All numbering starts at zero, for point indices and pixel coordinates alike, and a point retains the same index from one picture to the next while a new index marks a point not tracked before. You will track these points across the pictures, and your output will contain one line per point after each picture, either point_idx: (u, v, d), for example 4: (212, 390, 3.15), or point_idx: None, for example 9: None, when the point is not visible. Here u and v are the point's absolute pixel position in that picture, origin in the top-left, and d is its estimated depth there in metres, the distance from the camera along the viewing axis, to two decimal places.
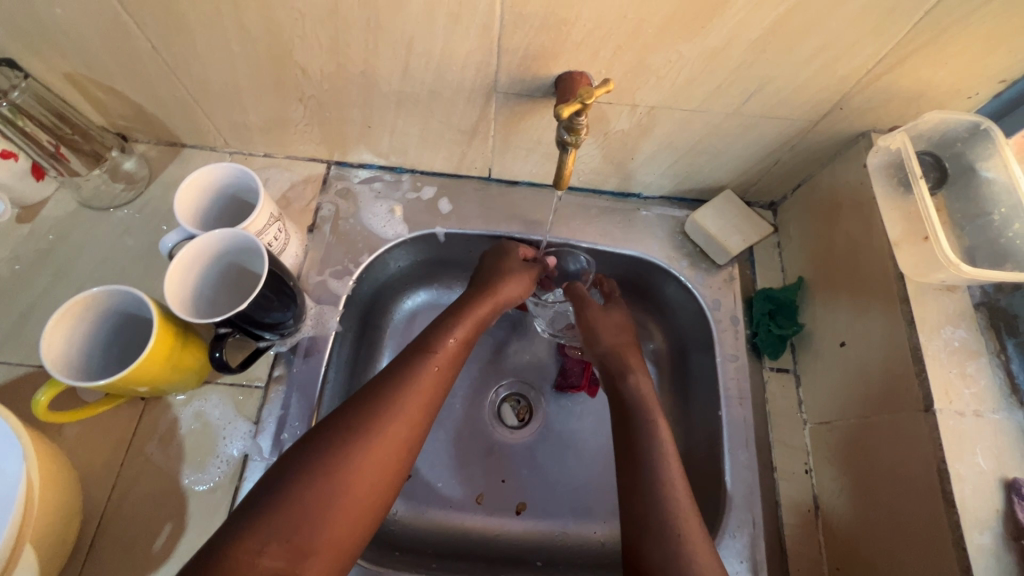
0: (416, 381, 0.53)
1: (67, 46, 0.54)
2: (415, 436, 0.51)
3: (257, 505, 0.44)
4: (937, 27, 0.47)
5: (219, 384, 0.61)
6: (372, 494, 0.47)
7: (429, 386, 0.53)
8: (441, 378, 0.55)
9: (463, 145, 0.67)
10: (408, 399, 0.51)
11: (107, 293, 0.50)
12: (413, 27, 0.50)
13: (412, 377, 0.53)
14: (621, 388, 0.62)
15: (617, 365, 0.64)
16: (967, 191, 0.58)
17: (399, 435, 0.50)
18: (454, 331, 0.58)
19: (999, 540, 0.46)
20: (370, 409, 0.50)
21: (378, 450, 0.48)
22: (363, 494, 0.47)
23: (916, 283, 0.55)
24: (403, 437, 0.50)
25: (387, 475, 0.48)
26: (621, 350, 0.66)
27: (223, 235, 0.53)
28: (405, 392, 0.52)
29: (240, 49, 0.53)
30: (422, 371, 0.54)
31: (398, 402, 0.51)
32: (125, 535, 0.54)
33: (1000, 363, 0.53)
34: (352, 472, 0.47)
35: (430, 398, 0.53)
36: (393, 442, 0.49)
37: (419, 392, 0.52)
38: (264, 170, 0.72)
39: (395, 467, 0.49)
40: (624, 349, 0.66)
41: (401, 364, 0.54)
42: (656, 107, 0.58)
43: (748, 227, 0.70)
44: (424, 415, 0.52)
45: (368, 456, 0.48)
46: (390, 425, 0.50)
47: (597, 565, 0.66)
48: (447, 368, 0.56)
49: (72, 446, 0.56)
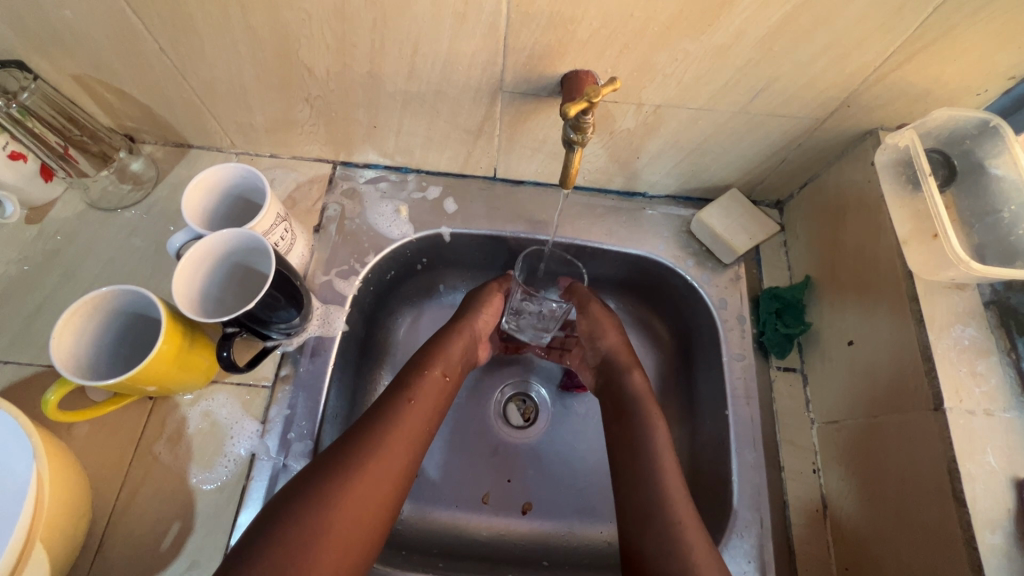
0: (397, 421, 0.55)
1: (76, 47, 0.54)
2: (399, 474, 0.53)
3: (248, 549, 0.45)
4: (946, 24, 0.46)
5: (227, 384, 0.61)
6: (360, 532, 0.49)
7: (410, 425, 0.56)
8: (421, 417, 0.57)
9: (468, 144, 0.67)
10: (397, 430, 0.54)
11: (116, 292, 0.50)
12: (419, 27, 0.50)
13: (394, 418, 0.55)
14: (625, 383, 0.63)
15: (618, 362, 0.65)
16: (976, 189, 0.57)
17: (384, 473, 0.52)
18: (433, 362, 0.62)
19: (1010, 540, 0.45)
20: (353, 450, 0.52)
21: (364, 490, 0.50)
22: (351, 535, 0.48)
23: (925, 282, 0.54)
24: (388, 476, 0.52)
25: (375, 513, 0.50)
26: (620, 349, 0.66)
27: (230, 235, 0.54)
28: (394, 424, 0.55)
29: (247, 50, 0.54)
30: (403, 411, 0.56)
31: (382, 443, 0.53)
32: (134, 534, 0.54)
33: (1011, 361, 0.52)
34: (339, 512, 0.48)
35: (417, 428, 0.56)
36: (378, 481, 0.51)
37: (400, 433, 0.54)
38: (270, 170, 0.72)
39: (380, 506, 0.51)
40: (621, 347, 0.66)
41: (380, 407, 0.56)
42: (662, 105, 0.57)
43: (754, 226, 0.70)
44: (407, 452, 0.54)
45: (353, 498, 0.49)
46: (380, 456, 0.52)
47: (603, 565, 0.66)
48: (427, 407, 0.58)
49: (81, 446, 0.56)
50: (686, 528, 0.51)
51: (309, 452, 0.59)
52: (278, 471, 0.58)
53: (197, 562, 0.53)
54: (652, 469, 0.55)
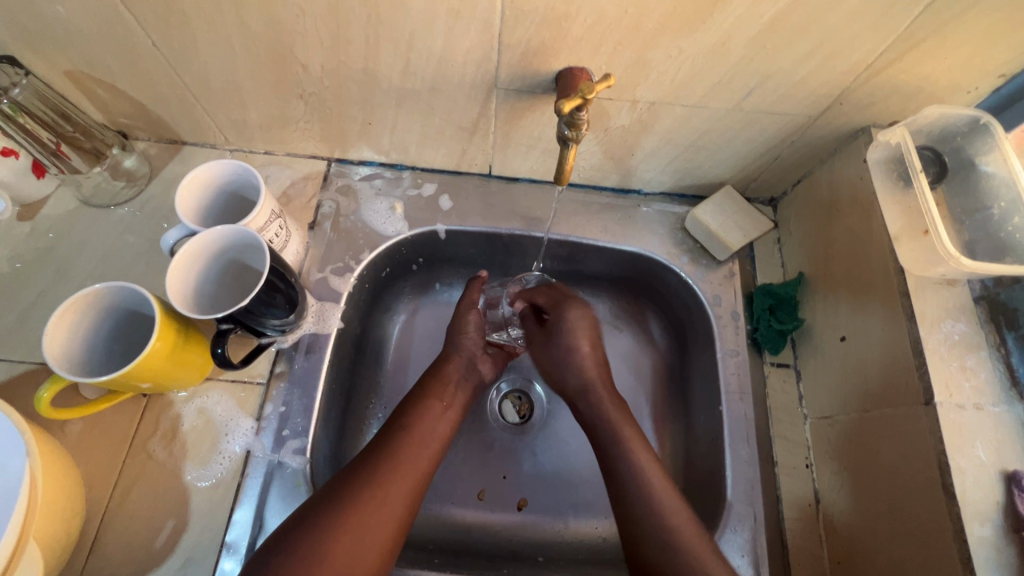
0: (397, 451, 0.56)
1: (68, 43, 0.54)
2: (401, 507, 0.52)
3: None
4: (935, 22, 0.47)
5: (221, 381, 0.61)
6: (357, 568, 0.48)
7: (410, 457, 0.56)
8: (421, 450, 0.57)
9: (463, 141, 0.67)
10: (397, 461, 0.55)
11: (109, 289, 0.50)
12: (413, 23, 0.50)
13: (396, 450, 0.56)
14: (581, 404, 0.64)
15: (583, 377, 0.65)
16: (967, 186, 0.58)
17: (384, 505, 0.51)
18: (431, 393, 0.63)
19: (998, 532, 0.46)
20: (354, 483, 0.52)
21: (363, 525, 0.50)
22: (348, 569, 0.48)
23: (917, 278, 0.55)
24: (389, 509, 0.51)
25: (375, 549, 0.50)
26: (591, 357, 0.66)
27: (225, 232, 0.53)
28: (396, 455, 0.55)
29: (240, 46, 0.53)
30: (403, 442, 0.57)
31: (382, 475, 0.53)
32: (129, 531, 0.54)
33: (1000, 356, 0.53)
34: (337, 547, 0.48)
35: (418, 460, 0.56)
36: (377, 516, 0.51)
37: (402, 465, 0.55)
38: (265, 167, 0.72)
39: (381, 540, 0.50)
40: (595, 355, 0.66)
41: (385, 439, 0.57)
42: (656, 103, 0.58)
43: (748, 223, 0.71)
44: (409, 488, 0.54)
45: (351, 532, 0.49)
46: (382, 487, 0.52)
47: (598, 560, 0.66)
48: (428, 438, 0.58)
49: (75, 443, 0.56)
50: (682, 525, 0.52)
51: (304, 449, 0.59)
52: (273, 468, 0.58)
53: (192, 560, 0.53)
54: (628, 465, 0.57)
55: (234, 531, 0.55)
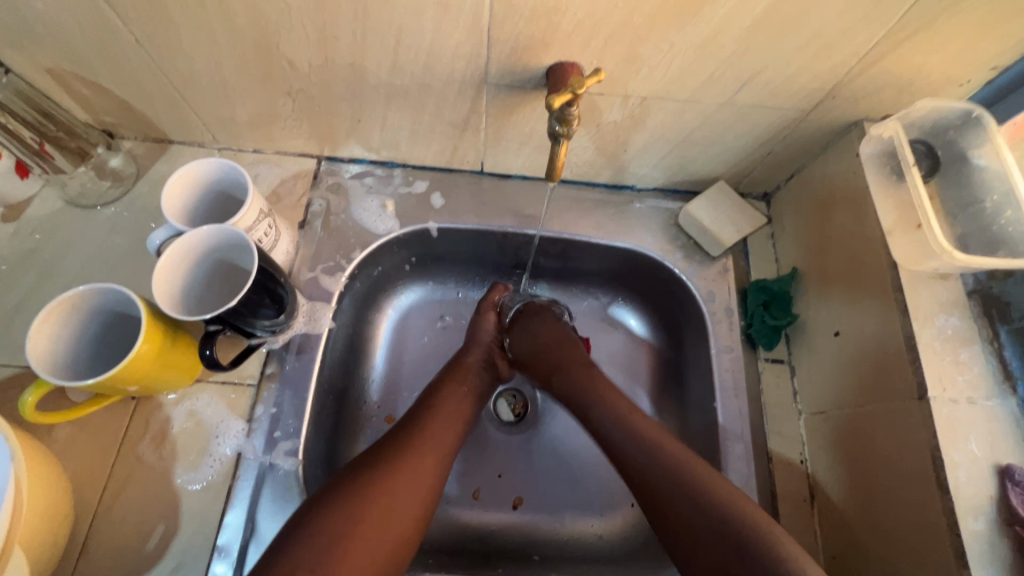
0: (425, 424, 0.57)
1: (49, 40, 0.53)
2: (433, 481, 0.54)
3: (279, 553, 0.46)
4: (927, 15, 0.47)
5: (211, 383, 0.60)
6: (392, 534, 0.49)
7: (441, 430, 0.58)
8: (447, 425, 0.59)
9: (454, 138, 0.66)
10: (427, 434, 0.57)
11: (94, 291, 0.49)
12: (402, 18, 0.49)
13: (426, 423, 0.58)
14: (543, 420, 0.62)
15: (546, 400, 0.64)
16: (960, 179, 0.58)
17: (418, 475, 0.53)
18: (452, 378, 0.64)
19: (992, 526, 0.46)
20: (387, 453, 0.53)
21: (399, 491, 0.51)
22: (384, 535, 0.49)
23: (910, 272, 0.55)
24: (422, 477, 0.53)
25: (410, 516, 0.51)
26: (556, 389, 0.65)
27: (212, 231, 0.53)
28: (425, 428, 0.57)
29: (226, 43, 0.53)
30: (430, 416, 0.59)
31: (416, 446, 0.55)
32: (118, 536, 0.53)
33: (993, 350, 0.53)
34: (375, 514, 0.49)
35: (445, 434, 0.58)
36: (412, 481, 0.52)
37: (432, 437, 0.56)
38: (254, 166, 0.71)
39: (416, 508, 0.51)
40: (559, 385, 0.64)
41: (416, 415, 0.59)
42: (649, 97, 0.57)
43: (742, 218, 0.70)
44: (439, 459, 0.55)
45: (390, 498, 0.50)
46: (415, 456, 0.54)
47: (593, 559, 0.66)
48: (455, 414, 0.61)
49: (62, 448, 0.55)
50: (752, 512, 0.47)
51: (296, 451, 0.58)
52: (264, 470, 0.57)
53: (183, 564, 0.53)
54: (657, 457, 0.53)
55: (226, 534, 0.54)
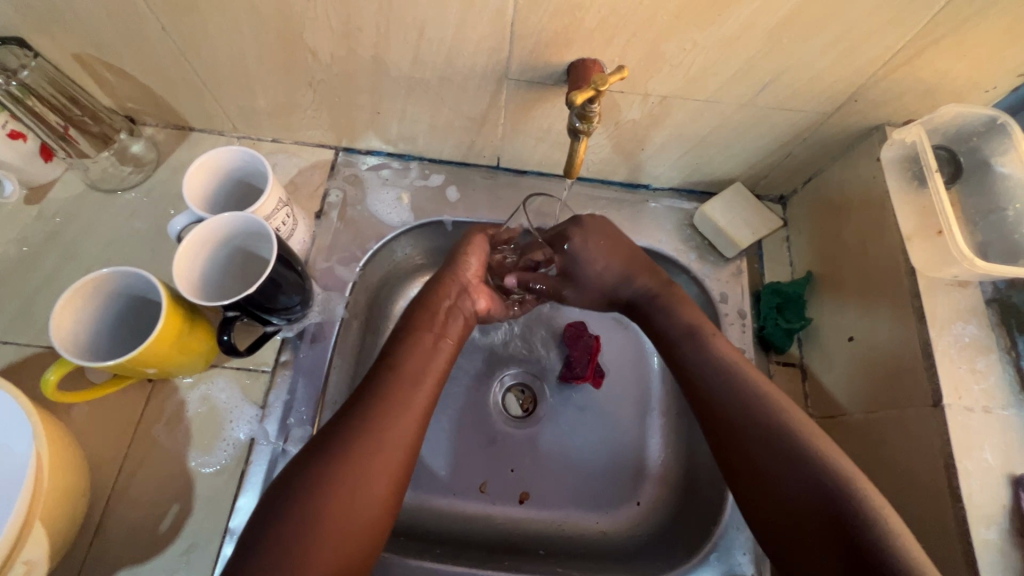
0: (389, 395, 0.51)
1: (77, 25, 0.53)
2: (397, 456, 0.49)
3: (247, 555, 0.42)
4: (954, 19, 0.46)
5: (226, 368, 0.61)
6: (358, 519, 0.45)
7: (404, 399, 0.51)
8: (415, 391, 0.52)
9: (472, 132, 0.66)
10: (390, 404, 0.50)
11: (116, 273, 0.50)
12: (426, 11, 0.49)
13: (386, 394, 0.51)
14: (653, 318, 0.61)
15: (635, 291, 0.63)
16: (982, 186, 0.57)
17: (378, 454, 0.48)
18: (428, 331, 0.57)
19: (1005, 536, 0.46)
20: (347, 432, 0.48)
21: (359, 477, 0.46)
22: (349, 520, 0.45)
23: (928, 279, 0.54)
24: (383, 458, 0.48)
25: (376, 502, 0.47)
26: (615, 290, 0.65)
27: (231, 219, 0.53)
28: (388, 397, 0.51)
29: (250, 32, 0.53)
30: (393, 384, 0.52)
31: (374, 418, 0.49)
32: (133, 515, 0.54)
33: (1011, 360, 0.52)
34: (339, 498, 0.45)
35: (412, 404, 0.51)
36: (364, 459, 0.47)
37: (394, 411, 0.50)
38: (272, 155, 0.71)
39: (379, 488, 0.47)
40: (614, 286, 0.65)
41: (374, 382, 0.52)
42: (668, 96, 0.57)
43: (757, 220, 0.70)
44: (403, 431, 0.50)
45: (345, 485, 0.45)
46: (377, 435, 0.48)
47: (598, 555, 0.66)
48: (423, 376, 0.54)
49: (80, 428, 0.56)
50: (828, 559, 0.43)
51: (308, 438, 0.59)
52: (277, 456, 0.58)
53: (196, 545, 0.54)
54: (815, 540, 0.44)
55: (236, 519, 0.55)
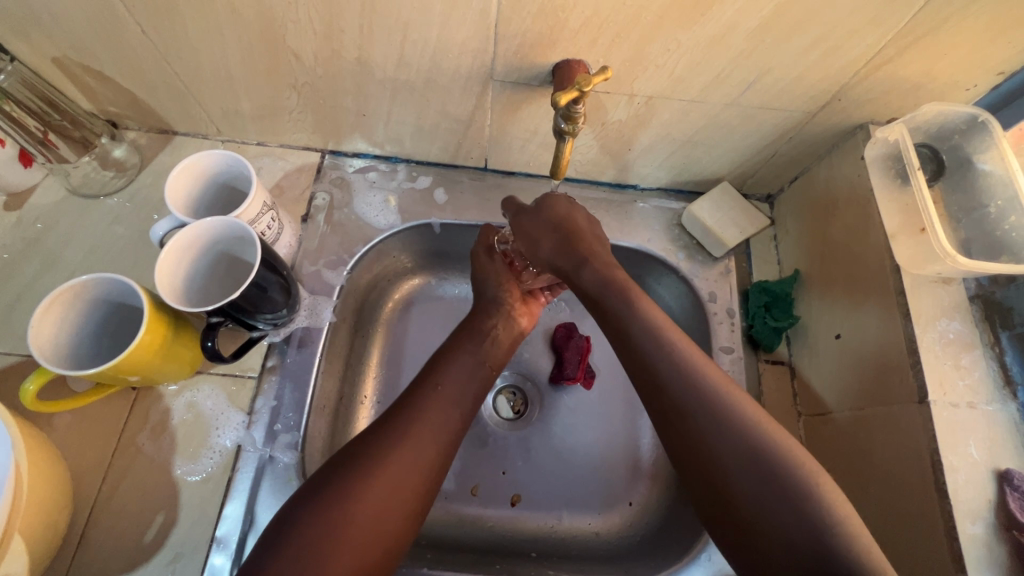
0: (426, 408, 0.52)
1: (54, 28, 0.52)
2: (430, 469, 0.49)
3: (277, 549, 0.43)
4: (935, 18, 0.47)
5: (212, 374, 0.60)
6: (387, 528, 0.46)
7: (440, 415, 0.52)
8: (450, 405, 0.54)
9: (459, 134, 0.66)
10: (425, 419, 0.51)
11: (95, 279, 0.49)
12: (409, 12, 0.49)
13: (425, 409, 0.52)
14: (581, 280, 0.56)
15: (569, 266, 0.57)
16: (965, 183, 0.58)
17: (411, 469, 0.48)
18: (465, 348, 0.59)
19: (990, 530, 0.46)
20: (383, 443, 0.49)
21: (389, 488, 0.47)
22: (375, 531, 0.45)
23: (912, 276, 0.55)
24: (416, 470, 0.48)
25: (406, 516, 0.47)
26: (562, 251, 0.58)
27: (215, 223, 0.53)
28: (424, 412, 0.52)
29: (232, 35, 0.52)
30: (432, 400, 0.53)
31: (410, 429, 0.50)
32: (118, 526, 0.53)
33: (994, 355, 0.53)
34: (369, 505, 0.46)
35: (446, 418, 0.52)
36: (395, 469, 0.48)
37: (430, 427, 0.51)
38: (257, 159, 0.71)
39: (409, 499, 0.48)
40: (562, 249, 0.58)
41: (414, 395, 0.54)
42: (654, 97, 0.57)
43: (745, 220, 0.70)
44: (436, 446, 0.50)
45: (376, 494, 0.46)
46: (410, 447, 0.49)
47: (591, 557, 0.66)
48: (457, 394, 0.55)
49: (62, 437, 0.55)
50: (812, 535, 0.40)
51: (296, 444, 0.58)
52: (264, 463, 0.57)
53: (181, 555, 0.53)
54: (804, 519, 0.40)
55: (224, 527, 0.54)
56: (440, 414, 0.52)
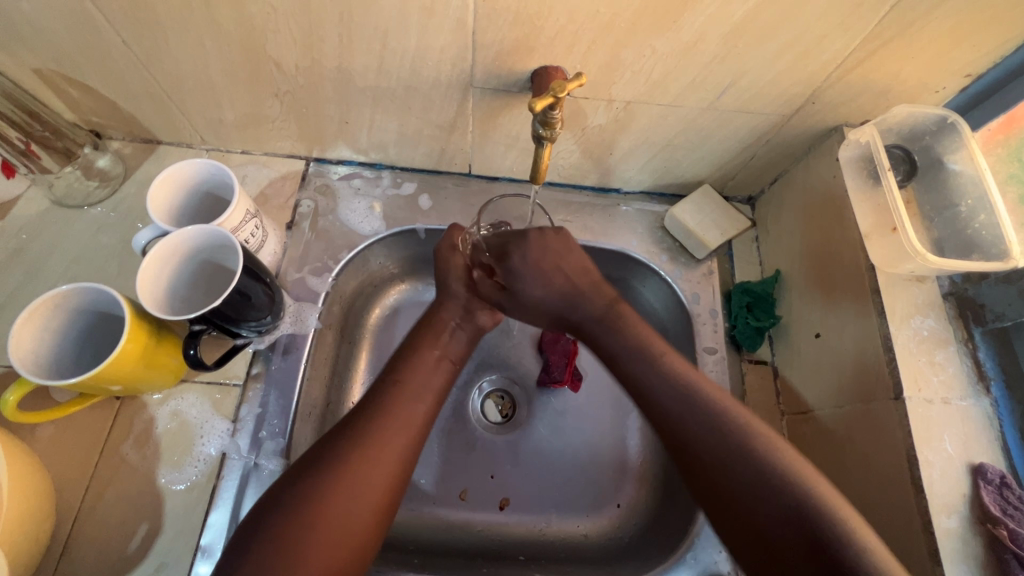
0: (391, 406, 0.53)
1: (34, 39, 0.52)
2: (395, 465, 0.50)
3: (244, 552, 0.43)
4: (901, 22, 0.48)
5: (196, 383, 0.60)
6: (353, 526, 0.46)
7: (405, 413, 0.53)
8: (415, 403, 0.54)
9: (442, 140, 0.67)
10: (390, 417, 0.52)
11: (76, 289, 0.49)
12: (387, 21, 0.49)
13: (388, 407, 0.52)
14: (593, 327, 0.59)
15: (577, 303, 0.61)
16: (937, 183, 0.59)
17: (377, 464, 0.49)
18: (426, 345, 0.59)
19: (965, 523, 0.47)
20: (346, 441, 0.49)
21: (353, 487, 0.47)
22: (343, 531, 0.45)
23: (887, 275, 0.56)
24: (381, 467, 0.49)
25: (373, 514, 0.47)
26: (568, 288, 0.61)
27: (198, 231, 0.53)
28: (389, 410, 0.52)
29: (212, 44, 0.53)
30: (394, 396, 0.54)
31: (373, 427, 0.50)
32: (102, 536, 0.53)
33: (968, 352, 0.54)
34: (336, 504, 0.46)
35: (412, 415, 0.53)
36: (359, 467, 0.48)
37: (394, 425, 0.51)
38: (242, 167, 0.71)
39: (376, 496, 0.48)
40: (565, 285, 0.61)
41: (376, 393, 0.54)
42: (632, 102, 0.58)
43: (726, 221, 0.71)
44: (403, 443, 0.51)
45: (341, 494, 0.46)
46: (375, 445, 0.49)
47: (579, 559, 0.66)
48: (422, 392, 0.55)
49: (44, 448, 0.55)
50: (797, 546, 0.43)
51: (281, 451, 0.58)
52: (249, 470, 0.57)
53: (166, 564, 0.53)
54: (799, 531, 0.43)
55: (209, 535, 0.54)
56: (405, 412, 0.52)
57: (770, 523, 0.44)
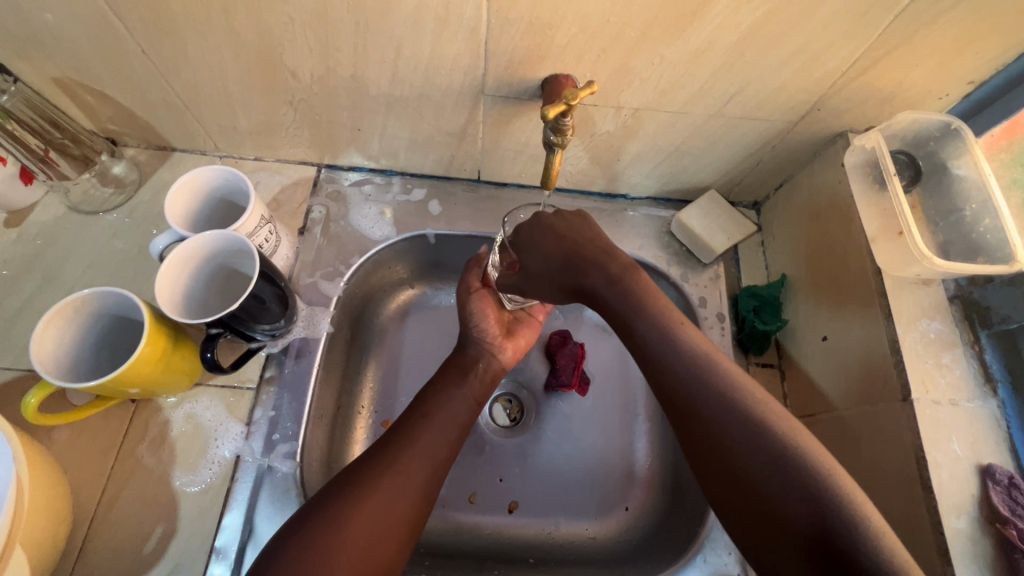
0: (418, 436, 0.53)
1: (56, 48, 0.54)
2: (418, 494, 0.50)
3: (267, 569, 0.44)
4: (905, 31, 0.49)
5: (210, 386, 0.61)
6: (376, 553, 0.46)
7: (430, 443, 0.53)
8: (441, 435, 0.54)
9: (452, 147, 0.68)
10: (416, 447, 0.52)
11: (97, 293, 0.50)
12: (402, 31, 0.51)
13: (415, 437, 0.53)
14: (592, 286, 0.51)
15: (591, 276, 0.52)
16: (941, 188, 0.60)
17: (400, 492, 0.49)
18: (452, 381, 0.60)
19: (974, 524, 0.47)
20: (374, 468, 0.50)
21: (378, 513, 0.47)
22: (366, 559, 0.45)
23: (893, 278, 0.57)
24: (406, 496, 0.49)
25: (394, 540, 0.47)
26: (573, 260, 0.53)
27: (215, 236, 0.54)
28: (415, 439, 0.53)
29: (230, 53, 0.54)
30: (422, 430, 0.54)
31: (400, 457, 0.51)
32: (117, 537, 0.54)
33: (975, 354, 0.55)
34: (359, 529, 0.46)
35: (436, 446, 0.53)
36: (384, 492, 0.48)
37: (419, 455, 0.52)
38: (255, 173, 0.72)
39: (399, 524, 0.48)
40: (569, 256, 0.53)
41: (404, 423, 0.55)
42: (640, 109, 0.59)
43: (732, 226, 0.72)
44: (426, 473, 0.51)
45: (365, 519, 0.47)
46: (400, 473, 0.50)
47: (588, 563, 0.67)
48: (448, 424, 0.55)
49: (61, 451, 0.56)
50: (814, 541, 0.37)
51: (293, 454, 0.59)
52: (262, 473, 0.58)
53: (180, 565, 0.53)
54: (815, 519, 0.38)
55: (223, 537, 0.55)
56: (430, 442, 0.53)
57: (788, 509, 0.39)
